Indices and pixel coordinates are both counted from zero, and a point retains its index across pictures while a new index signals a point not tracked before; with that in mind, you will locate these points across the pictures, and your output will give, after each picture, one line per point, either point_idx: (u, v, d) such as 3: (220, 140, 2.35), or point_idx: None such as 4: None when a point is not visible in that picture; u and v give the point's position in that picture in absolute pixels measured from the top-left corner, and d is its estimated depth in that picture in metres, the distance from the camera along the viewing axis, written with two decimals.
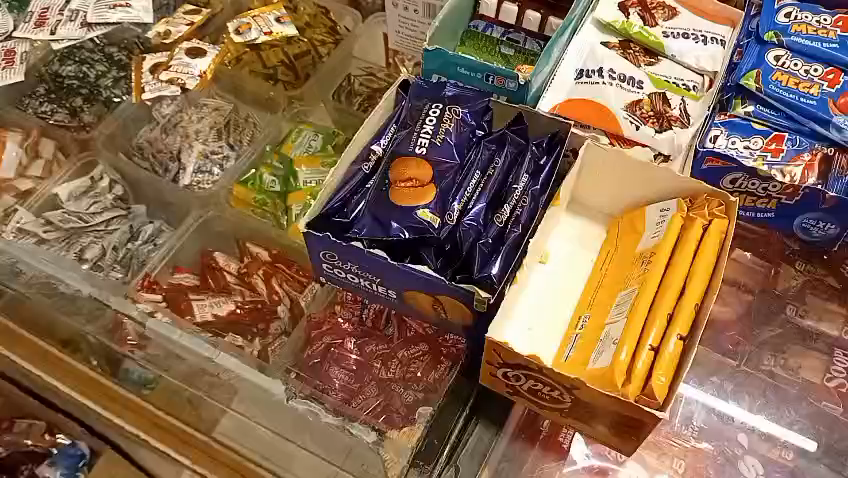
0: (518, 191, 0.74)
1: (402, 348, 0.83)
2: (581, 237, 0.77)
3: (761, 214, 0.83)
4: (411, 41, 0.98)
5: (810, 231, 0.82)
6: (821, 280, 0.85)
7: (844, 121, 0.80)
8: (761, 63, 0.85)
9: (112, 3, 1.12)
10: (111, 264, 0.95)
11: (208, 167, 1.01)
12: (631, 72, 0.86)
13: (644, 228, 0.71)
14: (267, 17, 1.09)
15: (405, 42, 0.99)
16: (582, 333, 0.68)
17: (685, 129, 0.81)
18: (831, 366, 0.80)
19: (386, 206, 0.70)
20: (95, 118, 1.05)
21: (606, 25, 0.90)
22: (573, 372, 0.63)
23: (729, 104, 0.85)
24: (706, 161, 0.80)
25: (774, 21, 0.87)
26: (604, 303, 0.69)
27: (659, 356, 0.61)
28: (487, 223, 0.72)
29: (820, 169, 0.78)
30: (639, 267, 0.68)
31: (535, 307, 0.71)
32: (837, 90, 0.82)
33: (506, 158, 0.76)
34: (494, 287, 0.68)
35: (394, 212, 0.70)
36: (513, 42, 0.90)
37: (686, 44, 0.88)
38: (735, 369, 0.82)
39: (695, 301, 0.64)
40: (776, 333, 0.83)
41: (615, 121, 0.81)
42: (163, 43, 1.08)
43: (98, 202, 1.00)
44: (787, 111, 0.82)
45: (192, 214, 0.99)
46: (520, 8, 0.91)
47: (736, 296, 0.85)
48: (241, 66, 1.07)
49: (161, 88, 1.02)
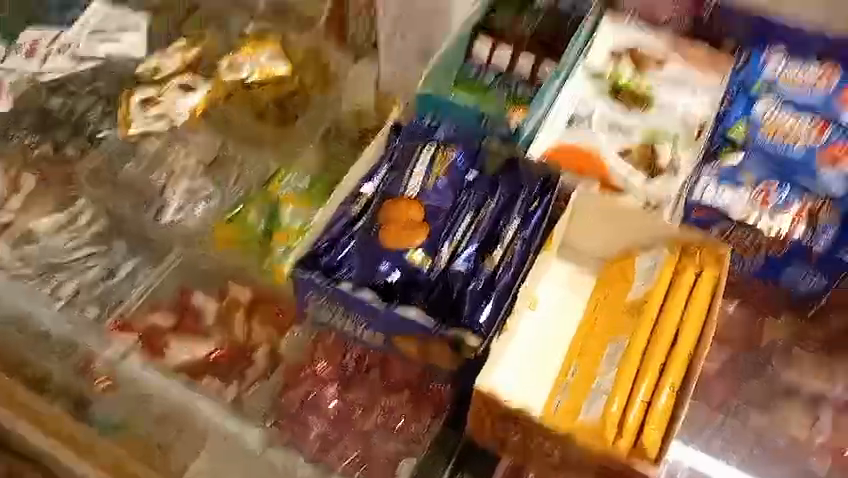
0: (509, 236, 0.73)
1: (383, 396, 0.81)
2: (571, 283, 0.75)
3: (751, 266, 0.81)
4: None
5: (798, 284, 0.81)
6: (808, 332, 0.84)
7: (831, 175, 0.81)
8: (749, 114, 0.86)
9: (103, 37, 1.13)
10: (87, 301, 0.92)
11: (192, 205, 0.99)
12: (622, 121, 0.86)
13: (635, 276, 0.71)
14: (259, 56, 1.08)
15: None
16: (573, 382, 0.65)
17: (673, 179, 0.81)
18: (817, 423, 0.79)
19: (377, 247, 0.71)
20: (79, 153, 1.04)
21: (596, 73, 0.90)
22: (563, 422, 0.62)
23: (719, 152, 0.84)
24: (694, 212, 0.80)
25: (761, 73, 0.89)
26: (595, 351, 0.67)
27: (651, 409, 0.61)
28: (478, 267, 0.71)
29: (808, 221, 0.79)
30: (630, 315, 0.67)
31: (525, 355, 0.70)
32: (823, 144, 0.83)
33: (498, 202, 0.75)
34: (485, 334, 0.67)
35: (385, 254, 0.70)
36: (505, 86, 0.91)
37: (676, 94, 0.89)
38: (722, 423, 0.80)
39: (688, 351, 0.63)
40: (762, 387, 0.82)
41: (605, 168, 0.82)
42: (153, 79, 1.08)
43: (76, 238, 0.98)
44: (775, 162, 0.83)
45: (174, 251, 0.97)
46: (512, 54, 0.92)
47: (722, 348, 0.84)
48: (231, 104, 1.06)
49: (150, 123, 1.04)
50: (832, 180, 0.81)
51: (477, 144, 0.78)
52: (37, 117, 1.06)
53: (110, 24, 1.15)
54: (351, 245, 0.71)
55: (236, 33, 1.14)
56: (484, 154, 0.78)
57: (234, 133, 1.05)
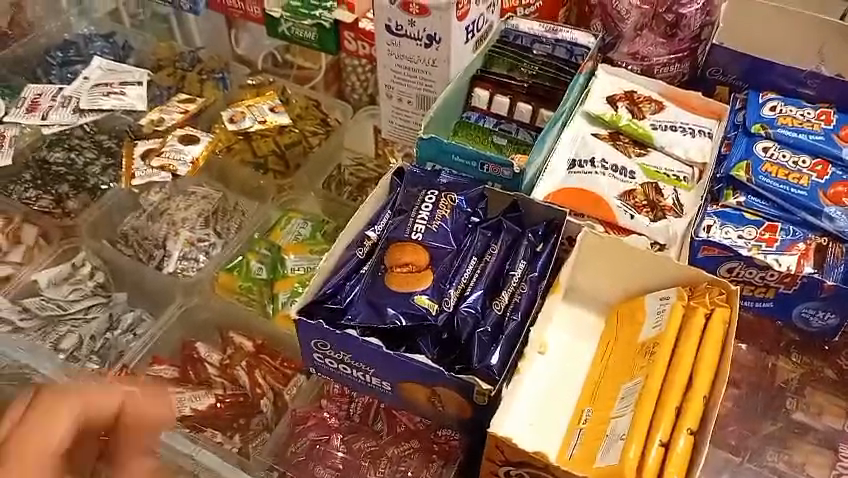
0: (516, 279, 0.73)
1: (392, 445, 0.79)
2: (578, 328, 0.74)
3: (760, 304, 0.80)
4: (404, 131, 0.99)
5: (810, 321, 0.79)
6: (820, 372, 0.83)
7: (835, 211, 0.81)
8: (750, 155, 0.86)
9: (107, 90, 1.14)
10: (88, 354, 0.91)
11: (193, 254, 0.98)
12: (622, 162, 0.86)
13: (645, 318, 0.69)
14: (261, 107, 1.11)
15: (397, 132, 0.99)
16: (585, 428, 0.64)
17: (679, 219, 0.80)
18: (838, 461, 0.76)
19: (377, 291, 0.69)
20: (80, 206, 1.02)
21: (595, 116, 0.91)
22: (580, 469, 0.60)
23: (721, 194, 0.85)
24: (701, 251, 0.79)
25: (759, 114, 0.90)
26: (607, 396, 0.66)
27: (670, 453, 0.59)
28: (485, 310, 0.70)
29: (816, 258, 0.78)
30: (642, 357, 0.66)
31: (534, 399, 0.69)
32: (825, 181, 0.84)
33: (502, 245, 0.75)
34: (495, 380, 0.65)
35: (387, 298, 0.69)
36: (505, 132, 0.90)
37: (675, 136, 0.89)
38: (741, 465, 0.78)
39: (704, 393, 0.62)
40: (778, 427, 0.80)
41: (609, 210, 0.81)
42: (156, 130, 1.09)
43: (77, 289, 0.97)
44: (779, 200, 0.83)
45: (175, 303, 0.95)
46: (512, 100, 0.92)
47: (737, 390, 0.83)
48: (232, 154, 1.07)
49: (152, 174, 1.04)
50: (838, 216, 0.81)
51: (480, 188, 0.78)
52: (39, 172, 1.06)
53: (113, 80, 1.16)
54: (356, 291, 0.71)
55: (237, 87, 1.17)
56: (488, 192, 0.78)
57: (236, 182, 1.07)
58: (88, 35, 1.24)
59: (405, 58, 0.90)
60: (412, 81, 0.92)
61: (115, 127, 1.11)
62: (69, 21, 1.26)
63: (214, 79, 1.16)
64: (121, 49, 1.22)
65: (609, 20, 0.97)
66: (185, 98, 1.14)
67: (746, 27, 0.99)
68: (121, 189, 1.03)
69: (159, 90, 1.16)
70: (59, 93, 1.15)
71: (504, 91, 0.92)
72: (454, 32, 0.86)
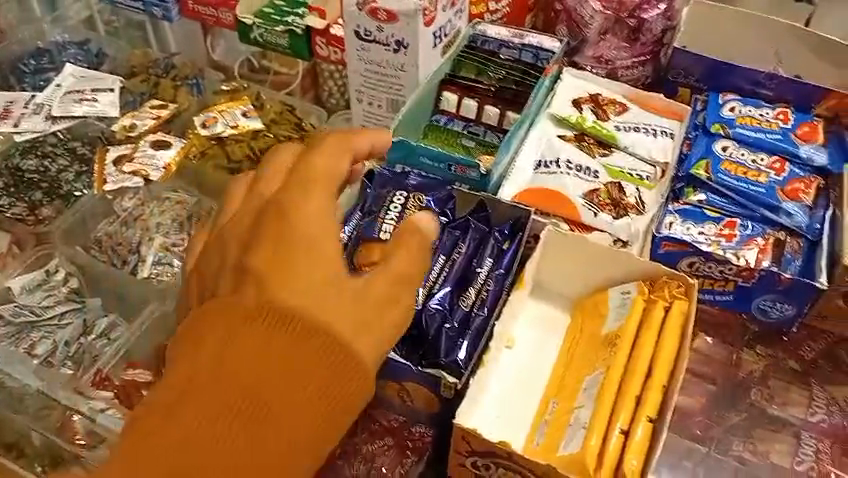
0: (481, 277, 0.75)
1: (366, 442, 0.75)
2: (544, 323, 0.76)
3: (719, 297, 0.81)
4: None
5: (768, 312, 0.80)
6: (784, 363, 0.84)
7: (793, 207, 0.84)
8: (709, 154, 0.89)
9: (79, 96, 1.14)
10: (63, 360, 0.91)
11: (168, 259, 0.99)
12: (586, 163, 0.89)
13: (607, 312, 0.72)
14: (234, 112, 1.12)
15: None
16: (551, 419, 0.66)
17: (641, 216, 0.83)
18: (799, 449, 0.78)
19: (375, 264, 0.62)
20: (54, 212, 1.02)
21: (561, 118, 0.93)
22: (545, 457, 0.62)
23: (682, 192, 0.88)
24: (662, 246, 0.81)
25: (719, 114, 0.93)
26: (571, 388, 0.68)
27: (629, 440, 0.61)
28: (453, 307, 0.72)
29: (774, 252, 0.82)
30: (605, 350, 0.68)
31: (502, 392, 0.71)
32: (783, 178, 0.87)
33: (470, 244, 0.77)
34: (461, 372, 0.68)
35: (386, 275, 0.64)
36: (473, 134, 0.93)
37: (638, 136, 0.91)
38: (707, 455, 0.79)
39: (662, 381, 0.64)
40: (743, 417, 0.81)
41: (574, 208, 0.84)
42: (129, 135, 1.11)
43: (51, 295, 0.97)
44: (738, 197, 0.85)
45: (148, 308, 0.94)
46: (479, 104, 0.94)
47: (714, 386, 0.83)
48: (205, 160, 1.08)
49: (124, 179, 1.04)
50: (795, 211, 0.84)
51: (448, 188, 0.80)
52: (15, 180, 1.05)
53: (86, 86, 1.16)
54: None
55: (211, 93, 1.18)
56: (456, 193, 0.80)
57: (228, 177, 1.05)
58: (61, 43, 1.24)
59: (374, 63, 0.92)
60: (381, 86, 0.94)
61: (88, 134, 1.12)
62: (42, 29, 1.24)
63: (188, 85, 1.18)
64: (95, 57, 1.23)
65: (573, 25, 1.00)
66: (161, 105, 1.15)
67: (707, 30, 1.02)
68: (93, 194, 1.03)
69: (134, 97, 1.17)
70: (32, 100, 1.15)
71: (471, 94, 0.95)
72: (422, 37, 0.88)
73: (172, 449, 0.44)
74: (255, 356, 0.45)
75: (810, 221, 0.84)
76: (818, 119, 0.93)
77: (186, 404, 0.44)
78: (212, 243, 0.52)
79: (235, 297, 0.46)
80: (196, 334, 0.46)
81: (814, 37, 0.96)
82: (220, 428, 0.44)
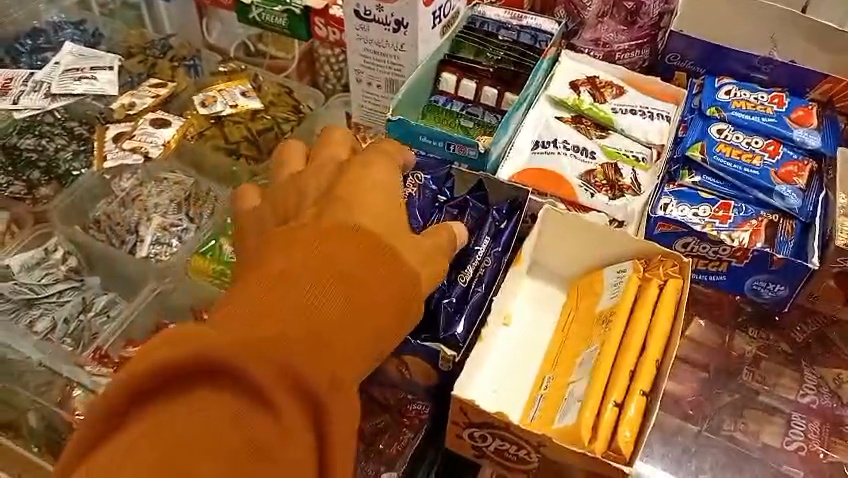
0: (480, 254, 0.76)
1: (363, 420, 0.77)
2: (541, 301, 0.77)
3: (713, 277, 0.83)
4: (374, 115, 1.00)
5: (760, 292, 0.82)
6: (775, 346, 0.85)
7: (785, 190, 0.85)
8: (705, 136, 0.90)
9: (77, 75, 1.15)
10: (62, 337, 0.91)
11: (166, 239, 0.99)
12: (584, 144, 0.90)
13: (602, 289, 0.73)
14: (232, 91, 1.13)
15: (368, 117, 1.01)
16: (546, 394, 0.68)
17: (636, 197, 0.84)
18: (789, 429, 0.78)
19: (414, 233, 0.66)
20: (52, 192, 1.03)
21: (558, 100, 0.94)
22: (540, 429, 0.63)
23: (677, 174, 0.88)
24: (658, 227, 0.81)
25: (715, 97, 0.94)
26: (566, 363, 0.69)
27: (623, 413, 0.62)
28: (452, 283, 0.74)
29: (767, 233, 0.82)
30: (599, 327, 0.69)
31: (499, 367, 0.72)
32: (777, 161, 0.88)
33: (468, 222, 0.79)
34: (460, 346, 0.69)
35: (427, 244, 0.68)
36: (472, 115, 0.93)
37: (634, 119, 0.92)
38: (698, 434, 0.79)
39: (656, 357, 0.66)
40: (734, 397, 0.81)
41: (571, 188, 0.85)
42: (127, 114, 1.11)
43: (50, 274, 0.97)
44: (732, 179, 0.86)
45: (147, 286, 0.95)
46: (478, 85, 0.95)
47: (705, 373, 0.83)
48: (204, 140, 1.08)
49: (123, 156, 1.05)
50: (788, 194, 0.84)
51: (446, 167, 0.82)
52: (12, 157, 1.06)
53: (84, 66, 1.17)
54: None
55: (209, 74, 1.18)
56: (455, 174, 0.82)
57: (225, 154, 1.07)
58: (57, 23, 1.23)
59: (374, 42, 0.92)
60: (381, 65, 0.94)
61: (86, 112, 1.12)
62: (37, 8, 1.26)
63: (186, 66, 1.18)
64: (92, 36, 1.23)
65: (571, 6, 1.02)
66: (159, 84, 1.15)
67: (703, 16, 1.02)
68: (92, 172, 1.04)
69: (132, 78, 1.17)
70: (29, 80, 1.15)
71: (470, 75, 0.95)
72: (424, 16, 0.89)
73: (293, 315, 0.49)
74: (355, 255, 0.52)
75: (803, 203, 0.84)
76: (813, 103, 0.94)
77: (296, 285, 0.50)
78: (283, 191, 0.62)
79: (324, 220, 0.54)
80: (294, 240, 0.53)
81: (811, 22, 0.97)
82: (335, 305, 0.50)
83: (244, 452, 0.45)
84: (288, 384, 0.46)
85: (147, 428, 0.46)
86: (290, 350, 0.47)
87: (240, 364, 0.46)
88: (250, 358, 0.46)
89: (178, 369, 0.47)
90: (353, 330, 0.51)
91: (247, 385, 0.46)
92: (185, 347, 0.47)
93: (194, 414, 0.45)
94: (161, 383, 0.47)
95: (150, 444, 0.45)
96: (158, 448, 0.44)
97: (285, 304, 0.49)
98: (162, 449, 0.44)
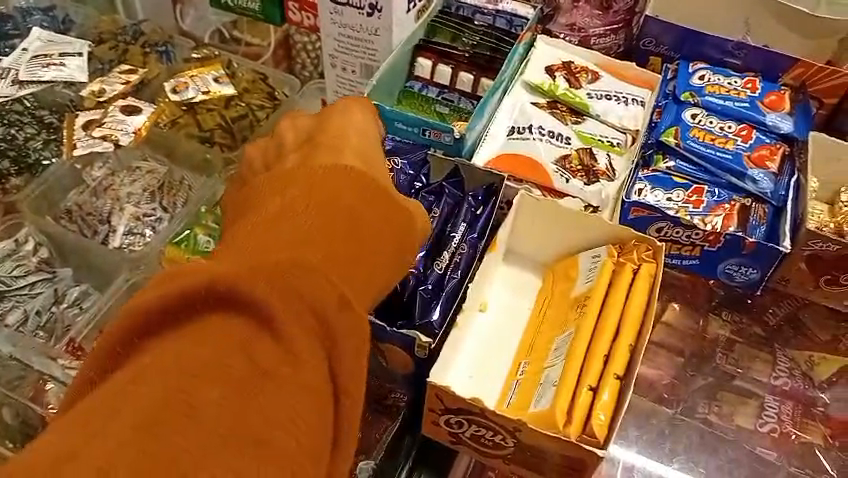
0: (456, 240, 0.77)
1: None
2: (517, 287, 0.77)
3: (687, 261, 0.83)
4: None
5: (733, 276, 0.82)
6: (748, 329, 0.85)
7: (758, 174, 0.85)
8: (679, 121, 0.90)
9: (45, 61, 1.12)
10: (34, 330, 0.90)
11: (140, 229, 0.98)
12: (559, 129, 0.90)
13: (578, 275, 0.73)
14: (205, 77, 1.11)
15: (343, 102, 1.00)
16: (522, 379, 0.68)
17: (611, 182, 0.85)
18: (763, 411, 0.79)
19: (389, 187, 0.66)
20: (22, 183, 1.01)
21: (534, 86, 0.94)
22: (516, 414, 0.63)
23: (651, 159, 0.89)
24: (632, 212, 0.81)
25: (689, 83, 0.94)
26: (542, 348, 0.70)
27: (597, 397, 0.63)
28: (428, 270, 0.74)
29: (739, 217, 0.83)
30: (574, 311, 0.70)
31: (475, 353, 0.72)
32: (750, 145, 0.88)
33: (444, 209, 0.79)
34: (436, 332, 0.69)
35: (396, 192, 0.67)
36: (448, 101, 0.93)
37: (610, 104, 0.93)
38: (672, 417, 0.80)
39: (630, 340, 0.66)
40: (708, 381, 0.82)
41: (546, 174, 0.85)
42: (97, 101, 1.09)
43: (21, 266, 0.95)
44: (705, 164, 0.87)
45: (121, 277, 0.93)
46: (454, 70, 0.94)
47: (681, 358, 0.83)
48: (177, 128, 1.07)
49: (94, 144, 1.03)
50: (760, 178, 0.85)
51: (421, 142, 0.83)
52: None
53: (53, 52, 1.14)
54: None
55: (181, 60, 1.17)
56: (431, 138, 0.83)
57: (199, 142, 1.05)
58: (25, 8, 1.20)
59: (348, 27, 0.91)
60: (356, 50, 0.93)
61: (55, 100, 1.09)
62: None
63: (158, 52, 1.16)
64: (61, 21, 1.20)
65: None
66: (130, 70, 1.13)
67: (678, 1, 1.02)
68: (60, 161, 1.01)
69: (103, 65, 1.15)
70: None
71: (446, 60, 0.94)
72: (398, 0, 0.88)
73: (291, 244, 0.48)
74: (347, 192, 0.53)
75: (775, 187, 0.85)
76: (785, 89, 0.94)
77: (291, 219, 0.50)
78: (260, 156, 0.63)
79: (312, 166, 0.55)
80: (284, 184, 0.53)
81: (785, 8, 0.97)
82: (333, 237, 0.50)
83: (255, 375, 0.42)
84: (297, 308, 0.45)
85: (140, 366, 0.41)
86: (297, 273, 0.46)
87: (246, 286, 0.44)
88: (258, 278, 0.44)
89: (171, 304, 0.43)
90: (352, 265, 0.51)
91: (253, 311, 0.43)
92: (173, 284, 0.44)
93: (194, 344, 0.42)
94: (149, 324, 0.44)
95: (143, 382, 0.40)
96: (151, 385, 0.40)
97: (287, 238, 0.48)
98: (163, 380, 0.40)
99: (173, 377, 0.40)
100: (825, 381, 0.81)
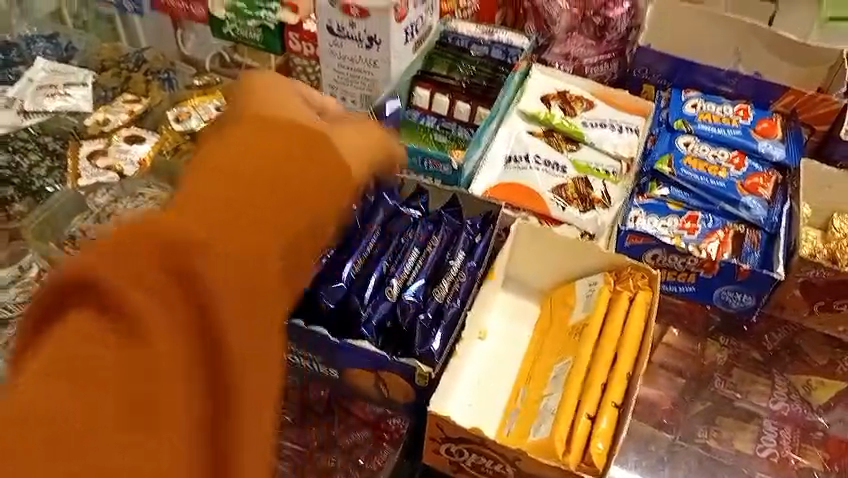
0: (455, 269, 0.77)
1: (343, 436, 0.78)
2: (516, 315, 0.79)
3: (682, 288, 0.84)
4: None
5: (729, 302, 0.84)
6: (746, 353, 0.86)
7: (751, 201, 0.87)
8: (672, 149, 0.92)
9: (50, 92, 1.14)
10: None
11: None
12: (555, 157, 0.92)
13: (575, 302, 0.75)
14: (207, 105, 1.13)
15: None
16: (521, 407, 0.69)
17: (607, 210, 0.86)
18: (762, 436, 0.80)
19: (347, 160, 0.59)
20: (26, 208, 1.00)
21: (530, 115, 0.96)
22: (516, 444, 0.64)
23: (646, 187, 0.90)
24: (627, 240, 0.83)
25: (681, 111, 0.96)
26: (541, 375, 0.71)
27: (596, 426, 0.64)
28: (427, 299, 0.75)
29: (734, 244, 0.85)
30: (572, 339, 0.71)
31: (475, 381, 0.73)
32: (742, 173, 0.90)
33: (443, 237, 0.80)
34: (436, 361, 0.69)
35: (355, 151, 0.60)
36: (445, 129, 0.96)
37: (604, 132, 0.94)
38: (672, 443, 0.80)
39: (627, 368, 0.67)
40: (706, 406, 0.82)
41: (543, 202, 0.86)
42: (102, 130, 1.11)
43: (23, 293, 0.95)
44: (699, 192, 0.88)
45: None
46: (452, 100, 0.96)
47: (680, 380, 0.84)
48: (179, 155, 1.08)
49: (99, 174, 1.06)
50: (753, 205, 0.87)
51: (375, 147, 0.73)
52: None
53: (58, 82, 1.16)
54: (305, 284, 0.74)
55: (183, 87, 1.18)
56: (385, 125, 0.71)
57: None
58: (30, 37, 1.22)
59: (347, 58, 0.91)
60: (356, 81, 0.93)
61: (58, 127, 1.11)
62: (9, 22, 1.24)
63: (160, 79, 1.18)
64: (62, 48, 1.21)
65: (541, 21, 1.04)
66: (136, 101, 1.16)
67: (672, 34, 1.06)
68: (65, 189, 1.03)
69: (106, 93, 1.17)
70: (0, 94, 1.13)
71: (444, 90, 0.96)
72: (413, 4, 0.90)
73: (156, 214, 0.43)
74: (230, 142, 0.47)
75: (768, 214, 0.87)
76: (776, 115, 0.97)
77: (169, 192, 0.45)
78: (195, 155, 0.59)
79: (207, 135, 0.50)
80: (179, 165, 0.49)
81: (777, 37, 1.00)
82: (231, 204, 0.43)
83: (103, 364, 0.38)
84: (152, 282, 0.40)
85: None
86: (173, 254, 0.41)
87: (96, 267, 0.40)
88: (110, 255, 0.40)
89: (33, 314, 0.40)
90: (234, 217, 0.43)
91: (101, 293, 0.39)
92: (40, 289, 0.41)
93: (51, 346, 0.38)
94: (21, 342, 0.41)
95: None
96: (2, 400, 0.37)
97: (169, 210, 0.43)
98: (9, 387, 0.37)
99: (28, 384, 0.37)
100: (822, 406, 0.82)
